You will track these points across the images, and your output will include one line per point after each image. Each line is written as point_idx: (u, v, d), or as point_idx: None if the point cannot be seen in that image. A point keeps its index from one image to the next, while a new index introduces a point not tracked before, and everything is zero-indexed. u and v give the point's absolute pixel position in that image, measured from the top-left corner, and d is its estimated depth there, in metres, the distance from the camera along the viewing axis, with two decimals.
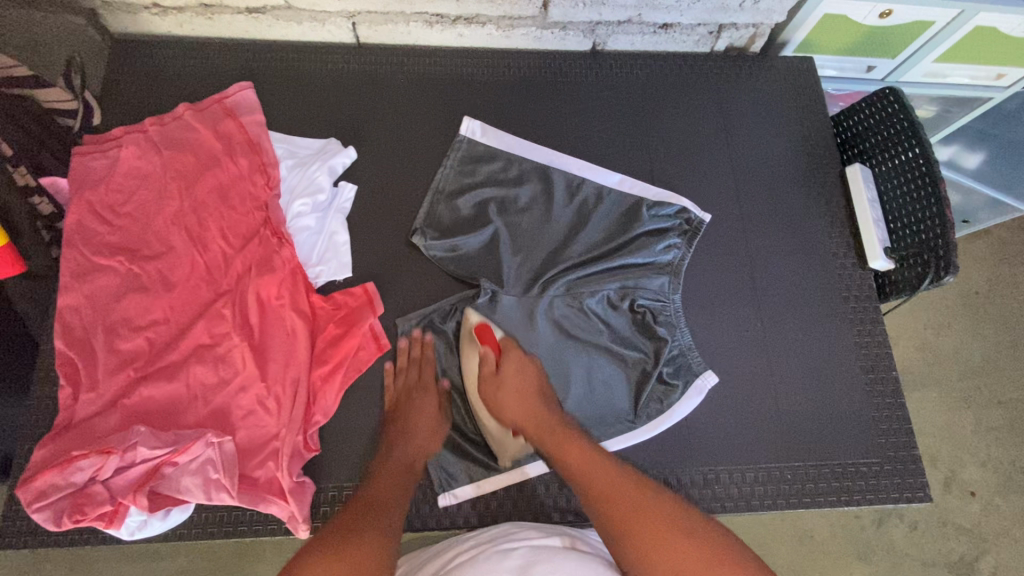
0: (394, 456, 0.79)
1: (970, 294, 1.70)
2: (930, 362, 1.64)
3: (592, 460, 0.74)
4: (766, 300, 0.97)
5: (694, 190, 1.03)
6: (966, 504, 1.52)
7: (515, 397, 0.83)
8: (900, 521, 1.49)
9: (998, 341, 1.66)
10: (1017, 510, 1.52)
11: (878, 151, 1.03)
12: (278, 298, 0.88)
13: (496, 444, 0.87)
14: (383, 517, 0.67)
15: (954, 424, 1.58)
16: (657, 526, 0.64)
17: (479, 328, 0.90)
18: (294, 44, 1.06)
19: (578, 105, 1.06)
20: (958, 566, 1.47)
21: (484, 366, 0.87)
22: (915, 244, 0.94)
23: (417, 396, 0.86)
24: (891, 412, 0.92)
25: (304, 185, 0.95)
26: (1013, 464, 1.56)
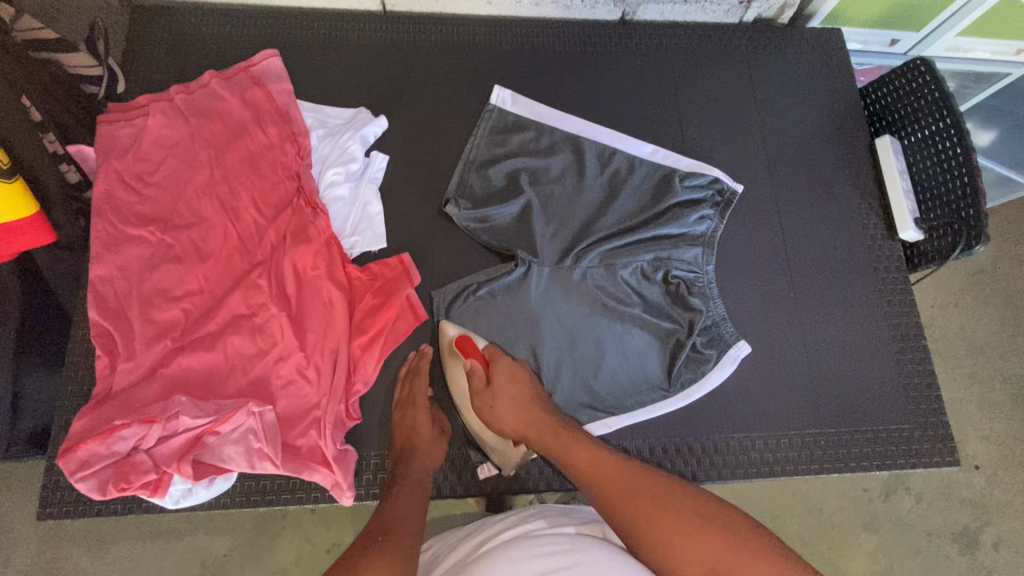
0: (405, 470, 0.78)
1: (978, 272, 1.73)
2: (937, 339, 1.67)
3: (596, 461, 0.72)
4: (798, 271, 0.98)
5: (724, 162, 1.03)
6: (971, 477, 1.56)
7: (511, 407, 0.80)
8: (907, 494, 1.53)
9: (1004, 318, 1.69)
10: (1020, 483, 1.56)
11: (908, 122, 1.03)
12: (314, 268, 0.88)
13: (478, 418, 0.86)
14: (397, 537, 0.65)
15: (959, 400, 1.62)
16: (677, 522, 0.63)
17: (457, 324, 0.88)
18: (320, 11, 1.04)
19: (608, 74, 1.05)
20: (961, 537, 1.52)
21: (472, 380, 0.84)
22: (946, 214, 0.95)
23: (409, 413, 0.83)
24: (923, 380, 0.94)
25: (336, 155, 0.94)
26: (1017, 438, 1.60)
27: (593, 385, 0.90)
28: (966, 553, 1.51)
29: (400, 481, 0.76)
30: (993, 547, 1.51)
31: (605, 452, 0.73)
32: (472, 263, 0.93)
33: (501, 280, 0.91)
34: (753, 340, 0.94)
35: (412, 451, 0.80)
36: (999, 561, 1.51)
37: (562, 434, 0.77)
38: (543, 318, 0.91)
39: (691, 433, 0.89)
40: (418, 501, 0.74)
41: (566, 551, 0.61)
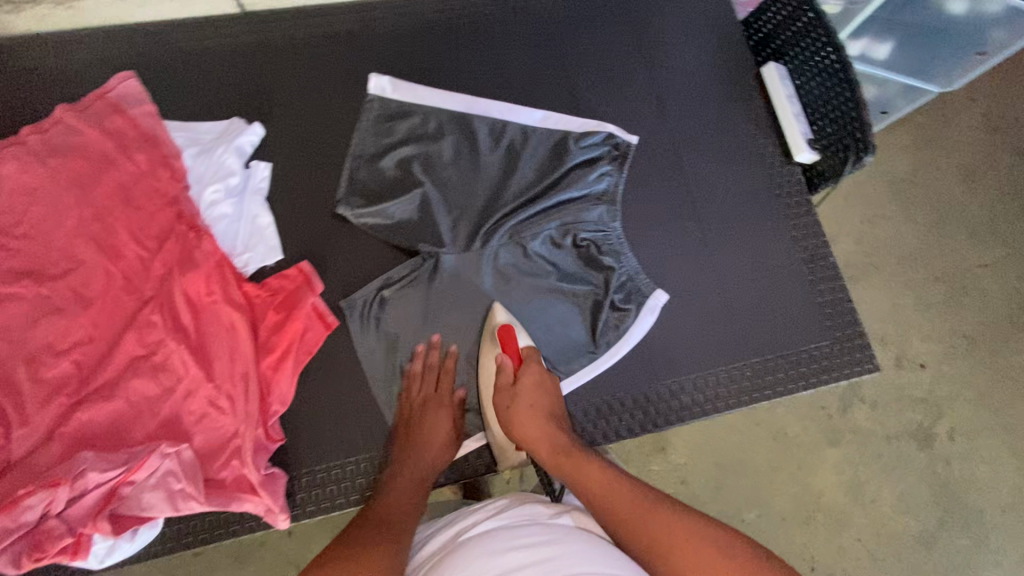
0: (413, 463, 0.78)
1: (897, 182, 1.83)
2: (869, 252, 1.76)
3: (616, 486, 0.69)
4: (706, 212, 0.98)
5: (618, 115, 1.02)
6: (919, 376, 1.65)
7: (530, 416, 0.78)
8: (862, 404, 1.61)
9: (926, 222, 1.79)
10: (962, 373, 1.66)
11: (791, 45, 1.03)
12: (209, 294, 0.84)
13: (497, 449, 0.85)
14: (395, 534, 0.66)
15: (898, 306, 1.71)
16: (685, 543, 0.62)
17: (501, 330, 0.86)
18: (172, 21, 0.97)
19: (489, 43, 1.02)
20: (919, 434, 1.60)
21: (501, 377, 0.82)
22: (838, 130, 0.97)
23: (431, 411, 0.83)
24: (834, 296, 0.96)
25: (213, 172, 0.89)
26: (952, 332, 1.70)
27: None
28: (925, 448, 1.59)
29: (404, 475, 0.77)
30: (949, 438, 1.60)
31: (626, 480, 0.69)
32: (378, 259, 0.90)
33: (411, 275, 0.89)
34: (672, 285, 0.94)
35: (421, 448, 0.80)
36: (956, 450, 1.60)
37: (579, 453, 0.74)
38: (461, 302, 0.90)
39: (623, 390, 0.90)
40: (418, 497, 0.75)
41: (543, 545, 0.61)
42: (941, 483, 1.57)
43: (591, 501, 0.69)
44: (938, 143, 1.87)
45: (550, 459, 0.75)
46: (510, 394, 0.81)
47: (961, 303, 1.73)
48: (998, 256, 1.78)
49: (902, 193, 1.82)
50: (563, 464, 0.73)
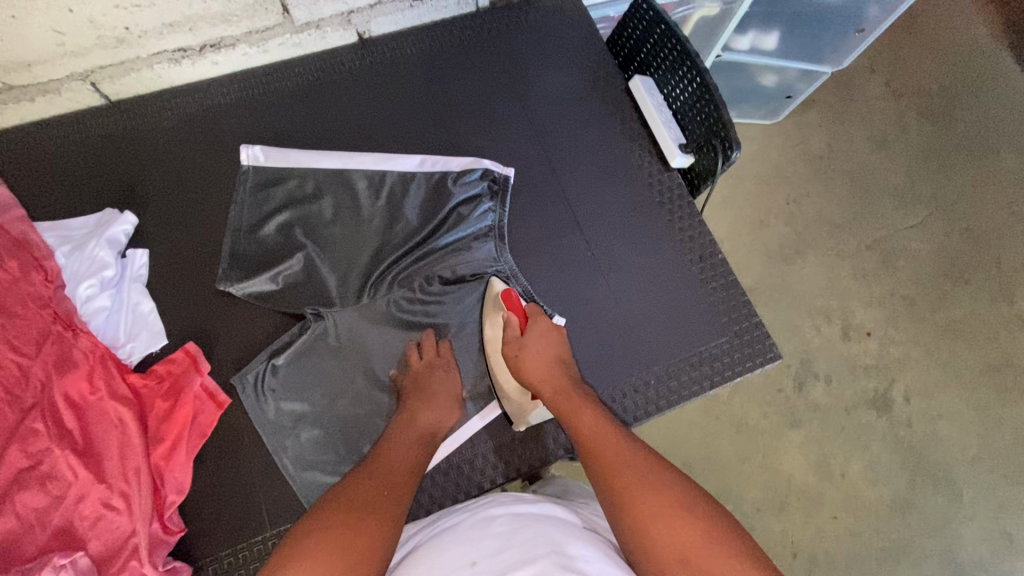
0: (418, 419, 0.83)
1: (815, 159, 1.94)
2: (799, 231, 1.85)
3: (608, 432, 0.75)
4: (593, 231, 1.00)
5: (497, 149, 1.04)
6: (867, 344, 1.70)
7: (540, 360, 0.84)
8: (817, 380, 1.65)
9: (849, 194, 1.89)
10: (907, 335, 1.72)
11: (652, 57, 1.07)
12: (94, 391, 0.82)
13: (515, 405, 0.89)
14: (396, 490, 0.71)
15: (836, 278, 1.79)
16: (645, 491, 0.65)
17: (504, 293, 0.90)
18: (37, 122, 0.97)
19: (361, 99, 1.05)
20: (875, 402, 1.64)
21: (508, 331, 0.88)
22: (702, 133, 1.00)
23: (438, 369, 0.88)
24: (728, 291, 0.98)
25: (87, 267, 0.87)
26: (891, 296, 1.77)
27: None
28: (884, 414, 1.62)
29: (413, 426, 0.82)
30: (905, 400, 1.64)
31: (613, 428, 0.75)
32: (269, 326, 0.89)
33: (303, 339, 0.88)
34: (567, 307, 0.95)
35: (425, 399, 0.85)
36: (915, 411, 1.63)
37: (582, 399, 0.80)
38: (356, 356, 0.90)
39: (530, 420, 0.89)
40: (419, 455, 0.79)
41: (517, 531, 0.65)
42: (907, 447, 1.59)
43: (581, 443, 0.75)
44: (845, 119, 1.98)
45: (551, 397, 0.81)
46: (518, 346, 0.86)
47: (895, 267, 1.80)
48: (923, 215, 1.85)
49: (818, 170, 1.93)
50: (562, 401, 0.80)
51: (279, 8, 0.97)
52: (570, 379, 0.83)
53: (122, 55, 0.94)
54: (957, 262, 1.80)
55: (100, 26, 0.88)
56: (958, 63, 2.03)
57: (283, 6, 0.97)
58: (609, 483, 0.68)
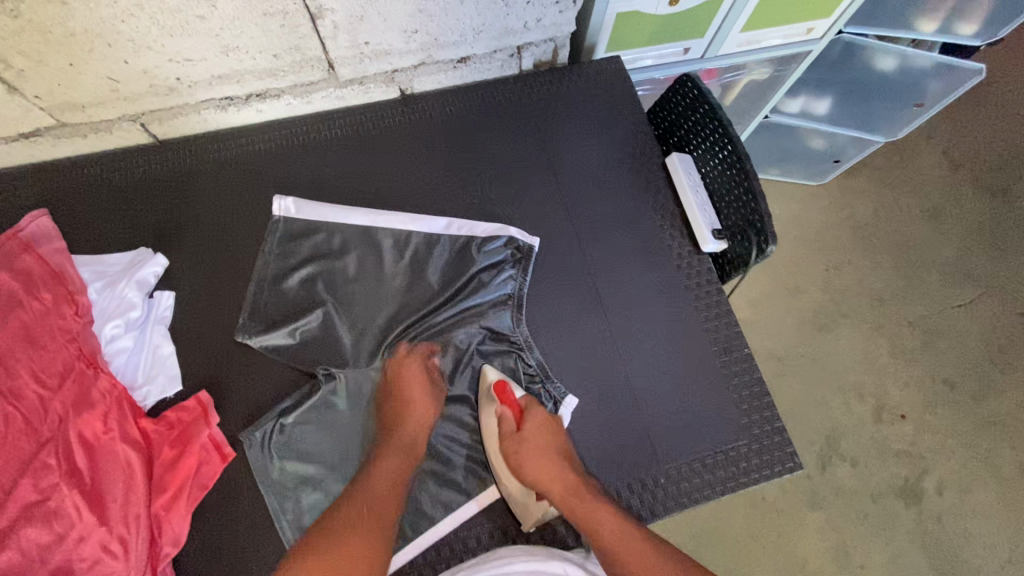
0: (397, 433, 0.85)
1: (860, 227, 2.00)
2: (838, 300, 1.91)
3: (620, 529, 0.79)
4: (613, 310, 0.98)
5: (526, 217, 1.04)
6: (900, 428, 1.76)
7: (539, 464, 0.83)
8: (842, 461, 1.72)
9: (895, 269, 1.94)
10: (943, 420, 1.77)
11: (692, 135, 1.05)
12: (106, 431, 0.83)
13: (518, 507, 0.85)
14: (378, 517, 0.77)
15: (872, 355, 1.85)
16: None
17: (499, 385, 0.90)
18: (87, 155, 1.01)
19: (397, 155, 1.06)
20: (904, 490, 1.69)
21: (504, 427, 0.88)
22: (738, 221, 0.97)
23: (411, 378, 0.89)
24: (751, 389, 0.93)
25: (115, 306, 0.90)
26: (930, 377, 1.82)
27: (442, 451, 0.90)
28: (912, 505, 1.67)
29: (392, 442, 0.85)
30: (937, 492, 1.69)
31: (628, 522, 0.80)
32: (280, 379, 0.90)
33: (312, 399, 0.88)
34: (580, 386, 0.93)
35: (401, 412, 0.86)
36: (945, 505, 1.67)
37: (594, 498, 0.81)
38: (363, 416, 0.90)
39: (529, 505, 0.86)
40: (402, 467, 0.83)
41: None
42: (933, 540, 1.64)
43: (600, 546, 0.78)
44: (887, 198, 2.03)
45: (566, 503, 0.81)
46: (517, 443, 0.86)
47: (936, 348, 1.85)
48: (972, 296, 1.90)
49: (865, 239, 1.99)
50: (576, 507, 0.80)
51: (325, 66, 0.98)
52: (577, 474, 0.84)
53: (171, 102, 0.97)
54: (1004, 345, 1.85)
55: (153, 76, 0.90)
56: (1004, 148, 2.05)
57: (329, 65, 0.98)
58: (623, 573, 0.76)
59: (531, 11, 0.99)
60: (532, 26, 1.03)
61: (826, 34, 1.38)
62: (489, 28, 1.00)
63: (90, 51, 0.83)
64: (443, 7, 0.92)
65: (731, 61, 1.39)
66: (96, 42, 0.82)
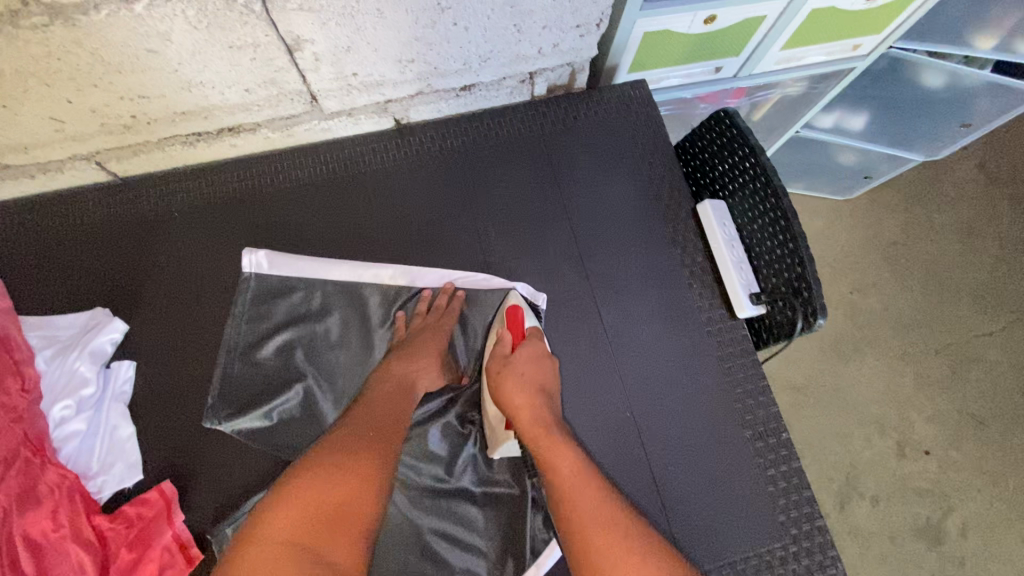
0: (395, 371, 0.79)
1: (887, 244, 1.74)
2: (860, 324, 1.66)
3: (582, 472, 0.70)
4: (634, 383, 0.86)
5: (536, 271, 0.91)
6: (922, 464, 1.52)
7: (522, 383, 0.77)
8: (860, 499, 1.49)
9: (922, 287, 1.68)
10: (971, 458, 1.52)
11: (727, 179, 0.91)
12: (54, 530, 0.72)
13: (490, 431, 0.83)
14: (375, 443, 0.69)
15: (895, 385, 1.59)
16: (611, 538, 0.63)
17: (511, 309, 0.85)
18: (38, 196, 0.89)
19: (390, 197, 0.93)
20: (926, 531, 1.46)
21: (498, 348, 0.83)
22: (780, 286, 0.84)
23: (426, 329, 0.83)
24: (788, 482, 0.82)
25: (65, 381, 0.78)
26: (957, 412, 1.56)
27: (442, 554, 0.78)
28: (935, 547, 1.44)
29: (390, 377, 0.78)
30: (961, 534, 1.45)
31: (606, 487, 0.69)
32: (256, 465, 0.79)
33: None
34: None
35: (409, 352, 0.81)
36: (970, 548, 1.44)
37: (568, 465, 0.71)
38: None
39: None
40: (403, 405, 0.76)
41: None
42: None
43: (557, 487, 0.69)
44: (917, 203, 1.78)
45: (529, 431, 0.74)
46: (504, 364, 0.80)
47: (965, 378, 1.59)
48: (1006, 323, 1.64)
49: (892, 258, 1.73)
50: (542, 443, 0.72)
51: (307, 98, 0.84)
52: (555, 415, 0.77)
53: (129, 141, 0.84)
54: None
55: (104, 115, 0.77)
56: None
57: (312, 96, 0.84)
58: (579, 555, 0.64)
59: (546, 36, 0.85)
60: (547, 52, 0.89)
61: (873, 51, 1.24)
62: (499, 55, 0.86)
63: (26, 91, 0.70)
64: (444, 35, 0.78)
65: (766, 80, 1.24)
66: (30, 82, 0.69)
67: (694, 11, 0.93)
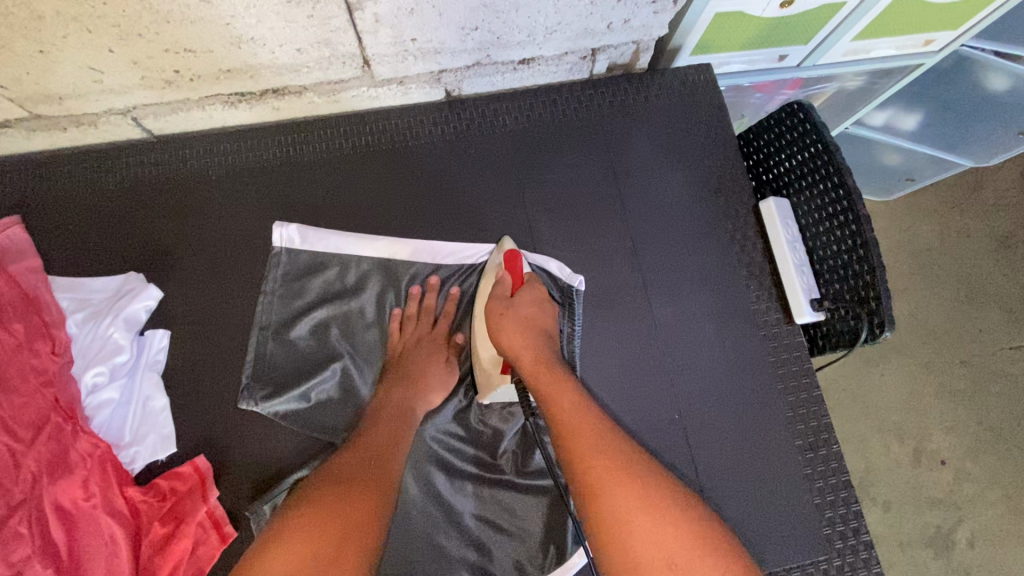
0: (392, 397, 0.75)
1: (921, 251, 1.55)
2: None
3: (584, 410, 0.66)
4: (684, 383, 0.83)
5: (586, 260, 0.87)
6: (934, 474, 1.38)
7: (521, 329, 0.74)
8: (872, 504, 1.38)
9: (952, 296, 1.50)
10: (988, 470, 1.37)
11: (794, 176, 0.87)
12: (86, 499, 0.70)
13: (483, 374, 0.79)
14: (380, 464, 0.66)
15: (916, 394, 1.44)
16: (621, 487, 0.58)
17: (509, 255, 0.80)
18: (71, 151, 0.85)
19: (438, 172, 0.88)
20: (935, 541, 1.34)
21: (497, 287, 0.79)
22: (845, 293, 0.80)
23: (425, 344, 0.80)
24: (837, 495, 0.80)
25: (97, 347, 0.75)
26: (978, 424, 1.41)
27: (484, 538, 0.77)
28: (942, 556, 1.33)
29: (388, 403, 0.74)
30: (970, 544, 1.33)
31: (606, 424, 0.64)
32: (294, 444, 0.77)
33: None
34: None
35: (407, 373, 0.77)
36: (978, 560, 1.32)
37: (583, 407, 0.66)
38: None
39: None
40: (402, 429, 0.72)
41: None
42: None
43: (555, 423, 0.65)
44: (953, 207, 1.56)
45: (535, 378, 0.70)
46: (504, 305, 0.76)
47: (987, 393, 1.43)
48: None
49: (921, 264, 1.54)
50: (545, 387, 0.68)
51: (360, 63, 0.79)
52: (554, 354, 0.73)
53: (170, 97, 0.79)
54: None
55: (146, 68, 0.72)
56: None
57: (364, 61, 0.79)
58: (581, 479, 0.60)
59: (620, 11, 0.80)
60: (617, 27, 0.83)
61: (947, 48, 1.19)
62: (566, 28, 0.80)
63: (65, 37, 0.65)
64: (514, 1, 0.73)
65: (830, 71, 1.18)
66: (71, 28, 0.64)
67: None
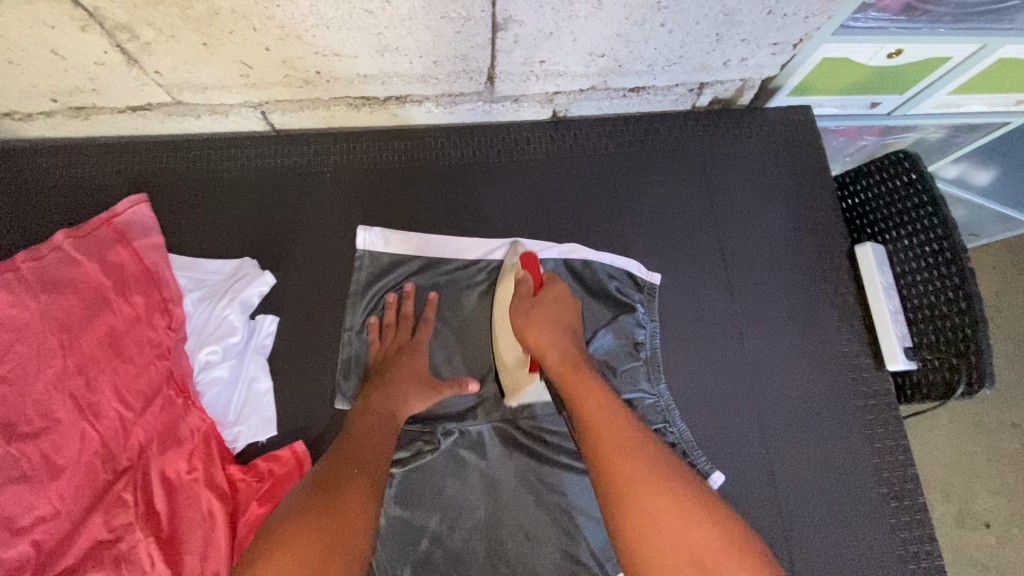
0: (375, 404, 0.73)
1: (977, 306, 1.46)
2: None
3: (609, 409, 0.67)
4: (771, 418, 0.83)
5: (678, 287, 0.89)
6: (975, 537, 1.28)
7: (548, 327, 0.76)
8: None
9: (1009, 354, 1.42)
10: None
11: (892, 220, 0.87)
12: (189, 472, 0.73)
13: (510, 374, 0.81)
14: (365, 474, 0.64)
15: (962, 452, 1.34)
16: (639, 474, 0.59)
17: (525, 256, 0.83)
18: (199, 137, 0.89)
19: (539, 187, 0.91)
20: None
21: (521, 289, 0.80)
22: (941, 344, 0.81)
23: (406, 352, 0.79)
24: (920, 545, 0.79)
25: (212, 327, 0.79)
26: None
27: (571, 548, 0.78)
28: None
29: (370, 411, 0.72)
30: None
31: (624, 416, 0.66)
32: None
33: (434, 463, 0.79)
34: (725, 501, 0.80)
35: (386, 382, 0.75)
36: None
37: (606, 405, 0.67)
38: (480, 483, 0.79)
39: None
40: (387, 437, 0.71)
41: None
42: None
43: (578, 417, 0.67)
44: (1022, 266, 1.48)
45: (560, 369, 0.72)
46: (527, 306, 0.78)
47: None
48: None
49: None
50: (568, 378, 0.71)
51: (483, 79, 0.82)
52: (579, 351, 0.75)
53: (302, 95, 0.83)
54: None
55: (291, 67, 0.76)
56: None
57: (488, 78, 0.82)
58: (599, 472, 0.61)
59: (739, 50, 0.82)
60: (732, 65, 0.86)
61: None
62: (684, 61, 0.83)
63: (231, 32, 0.69)
64: (645, 34, 0.76)
65: (915, 122, 1.19)
66: (239, 24, 0.68)
67: (883, 42, 0.88)
